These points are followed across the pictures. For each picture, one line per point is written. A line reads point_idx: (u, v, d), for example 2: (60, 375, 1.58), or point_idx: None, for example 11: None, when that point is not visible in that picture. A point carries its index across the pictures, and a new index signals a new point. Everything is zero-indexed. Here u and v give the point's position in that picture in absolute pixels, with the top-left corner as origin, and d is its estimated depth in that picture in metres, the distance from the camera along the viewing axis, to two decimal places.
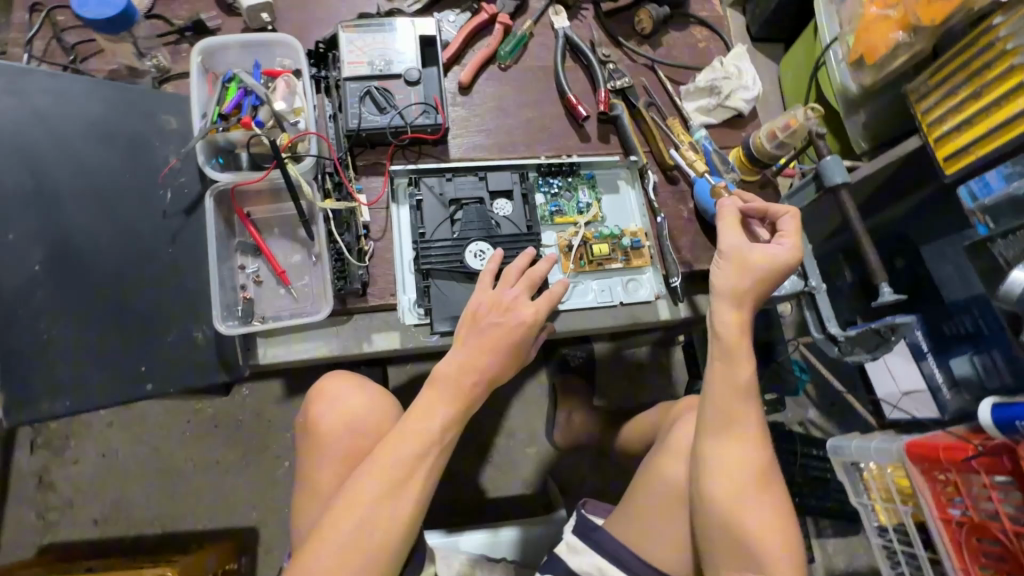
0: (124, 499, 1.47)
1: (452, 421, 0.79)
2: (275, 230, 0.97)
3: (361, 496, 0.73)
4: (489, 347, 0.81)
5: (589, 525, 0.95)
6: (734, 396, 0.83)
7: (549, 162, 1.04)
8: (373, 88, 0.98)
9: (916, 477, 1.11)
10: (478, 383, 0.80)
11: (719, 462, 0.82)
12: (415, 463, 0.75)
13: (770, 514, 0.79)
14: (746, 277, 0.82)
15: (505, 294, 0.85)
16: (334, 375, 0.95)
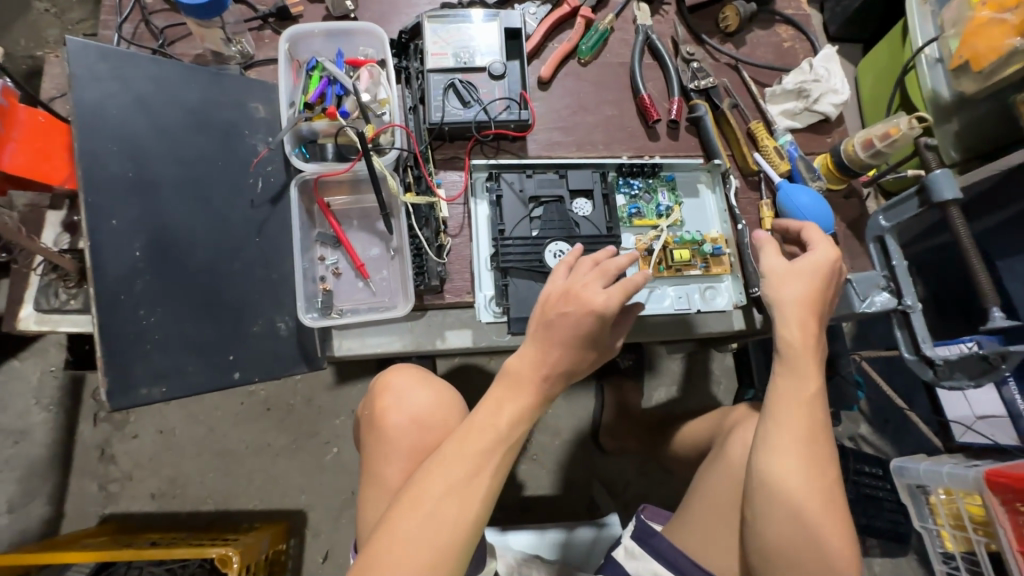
0: (180, 475, 1.51)
1: (522, 417, 0.73)
2: (354, 222, 0.96)
3: (424, 493, 0.68)
4: (560, 338, 0.74)
5: (648, 531, 0.96)
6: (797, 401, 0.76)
7: (631, 162, 1.00)
8: (457, 80, 0.97)
9: (995, 508, 1.06)
10: (551, 375, 0.74)
11: (790, 463, 0.74)
12: (480, 460, 0.70)
13: (844, 526, 0.73)
14: (788, 290, 0.79)
15: (578, 282, 0.76)
16: (405, 371, 0.94)
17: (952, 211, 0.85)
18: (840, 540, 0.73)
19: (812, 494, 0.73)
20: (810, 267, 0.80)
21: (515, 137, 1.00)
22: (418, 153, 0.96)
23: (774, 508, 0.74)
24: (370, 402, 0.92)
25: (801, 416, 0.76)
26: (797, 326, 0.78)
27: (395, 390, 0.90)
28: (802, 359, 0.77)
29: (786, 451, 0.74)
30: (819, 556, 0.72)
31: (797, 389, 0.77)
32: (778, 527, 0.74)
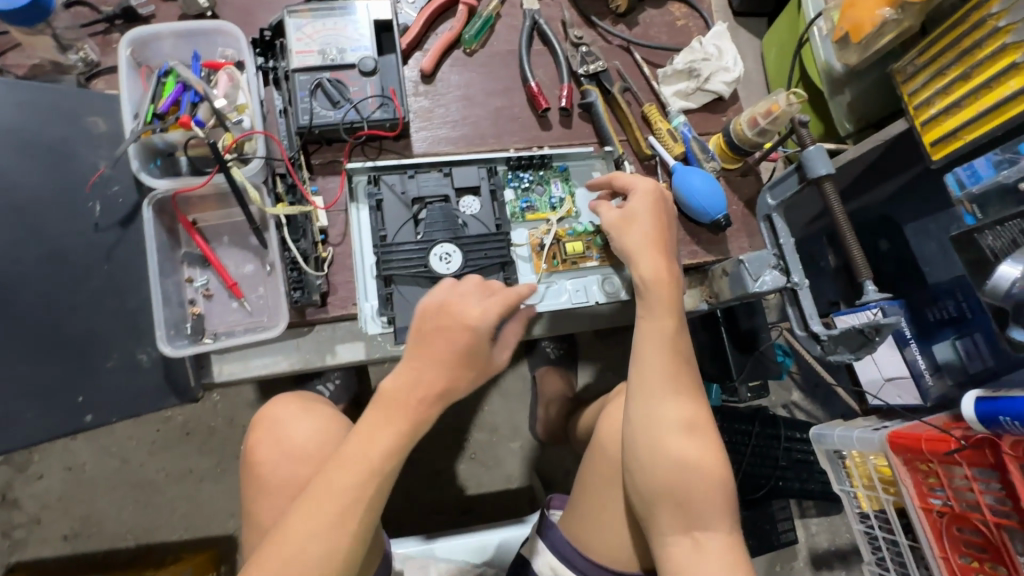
0: (95, 513, 1.42)
1: (394, 446, 0.69)
2: (224, 239, 0.90)
3: (286, 542, 0.64)
4: (433, 355, 0.70)
5: (545, 524, 0.96)
6: (658, 348, 0.82)
7: (519, 155, 0.97)
8: (324, 79, 0.91)
9: (898, 468, 1.09)
10: (425, 399, 0.70)
11: (660, 395, 0.80)
12: (350, 497, 0.66)
13: (710, 444, 0.78)
14: (635, 233, 0.86)
15: (454, 300, 0.72)
16: (287, 402, 0.93)
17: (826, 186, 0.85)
18: (710, 460, 0.77)
19: (679, 423, 0.79)
20: (641, 208, 0.86)
21: (391, 134, 0.94)
22: (288, 160, 0.90)
23: (648, 443, 0.78)
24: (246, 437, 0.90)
25: (666, 355, 0.81)
26: (648, 264, 0.84)
27: (274, 421, 0.89)
28: (661, 297, 0.83)
29: (654, 389, 0.80)
30: (691, 480, 0.76)
31: (660, 325, 0.83)
32: (654, 464, 0.77)
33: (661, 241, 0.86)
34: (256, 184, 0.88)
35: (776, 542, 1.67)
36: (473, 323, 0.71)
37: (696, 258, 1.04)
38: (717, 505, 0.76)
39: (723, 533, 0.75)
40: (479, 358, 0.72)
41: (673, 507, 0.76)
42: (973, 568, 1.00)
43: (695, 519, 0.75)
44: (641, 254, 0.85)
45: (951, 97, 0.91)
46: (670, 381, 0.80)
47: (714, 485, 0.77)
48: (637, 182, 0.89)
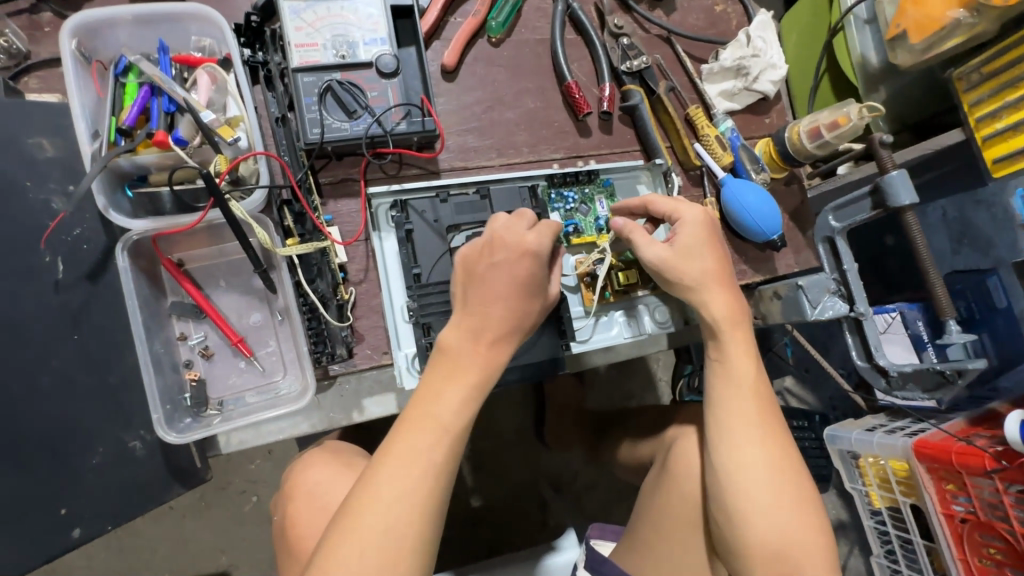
0: (59, 564, 1.24)
1: (465, 403, 0.63)
2: (221, 282, 0.73)
3: (356, 521, 0.56)
4: (493, 290, 0.65)
5: (599, 559, 0.92)
6: (735, 388, 0.74)
7: (563, 172, 0.85)
8: (336, 82, 0.74)
9: (922, 476, 1.11)
10: (491, 345, 0.64)
11: (746, 447, 0.71)
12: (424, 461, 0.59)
13: (807, 491, 0.71)
14: (693, 267, 0.76)
15: (506, 232, 0.69)
16: (320, 460, 0.84)
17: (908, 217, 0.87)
18: (806, 506, 0.70)
19: (772, 472, 0.70)
20: (694, 238, 0.76)
21: (421, 155, 0.82)
22: (296, 183, 0.74)
23: (737, 500, 0.70)
24: (282, 508, 0.81)
25: (746, 399, 0.73)
26: (713, 298, 0.75)
27: (311, 492, 0.79)
28: (735, 336, 0.75)
29: (738, 437, 0.72)
30: (790, 533, 0.69)
31: (734, 366, 0.75)
32: (749, 522, 0.70)
33: (723, 270, 0.77)
34: (258, 216, 0.71)
35: None
36: (530, 249, 0.68)
37: (745, 278, 0.97)
38: (822, 559, 0.69)
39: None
40: (542, 283, 0.68)
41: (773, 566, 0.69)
42: (990, 569, 1.05)
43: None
44: (706, 290, 0.76)
45: (1020, 113, 0.87)
46: (755, 428, 0.72)
47: (812, 524, 0.70)
48: (681, 207, 0.79)
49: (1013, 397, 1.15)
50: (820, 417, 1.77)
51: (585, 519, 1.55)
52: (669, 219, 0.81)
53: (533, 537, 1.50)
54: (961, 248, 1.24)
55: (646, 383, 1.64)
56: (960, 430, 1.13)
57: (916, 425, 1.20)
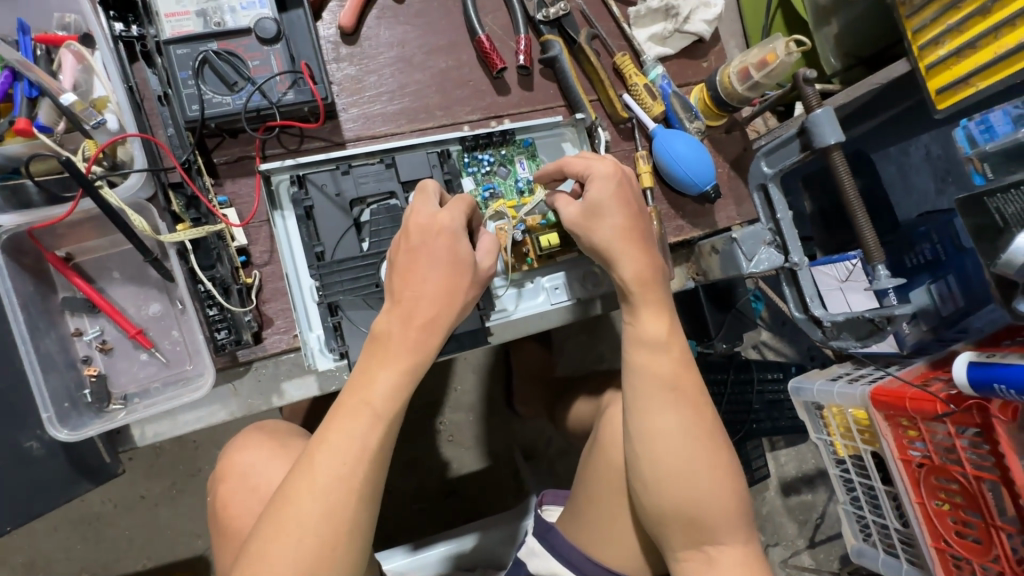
0: (38, 557, 1.26)
1: (399, 388, 0.61)
2: (115, 274, 0.71)
3: (288, 513, 0.56)
4: (418, 272, 0.63)
5: (546, 526, 0.93)
6: (649, 360, 0.74)
7: (475, 134, 0.81)
8: (212, 53, 0.69)
9: (879, 424, 1.09)
10: (423, 327, 0.62)
11: (660, 417, 0.72)
12: (362, 449, 0.58)
13: (725, 461, 0.73)
14: (604, 227, 0.74)
15: (421, 214, 0.66)
16: (255, 441, 0.78)
17: (835, 157, 0.86)
18: (723, 469, 0.73)
19: (688, 441, 0.72)
20: (604, 197, 0.73)
21: (318, 126, 0.78)
22: (180, 164, 0.70)
23: (656, 465, 0.72)
24: (214, 489, 0.77)
25: (662, 366, 0.73)
26: (630, 264, 0.73)
27: (244, 473, 0.75)
28: (648, 298, 0.74)
29: (657, 406, 0.72)
30: (705, 499, 0.72)
31: (649, 331, 0.74)
32: (664, 492, 0.72)
33: (635, 230, 0.74)
34: (140, 203, 0.68)
35: (751, 478, 1.72)
36: (445, 228, 0.65)
37: (683, 235, 0.93)
38: (732, 521, 0.73)
39: (745, 539, 0.74)
40: (468, 260, 0.65)
41: (684, 525, 0.72)
42: (946, 511, 1.04)
43: (708, 534, 0.72)
44: (617, 251, 0.73)
45: (963, 37, 0.80)
46: (672, 394, 0.72)
47: (729, 489, 0.73)
48: (593, 164, 0.75)
49: (978, 337, 1.12)
50: (796, 368, 1.75)
51: (560, 483, 1.56)
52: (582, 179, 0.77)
53: (507, 502, 1.51)
54: (946, 186, 1.26)
55: (616, 345, 1.62)
56: (918, 375, 1.10)
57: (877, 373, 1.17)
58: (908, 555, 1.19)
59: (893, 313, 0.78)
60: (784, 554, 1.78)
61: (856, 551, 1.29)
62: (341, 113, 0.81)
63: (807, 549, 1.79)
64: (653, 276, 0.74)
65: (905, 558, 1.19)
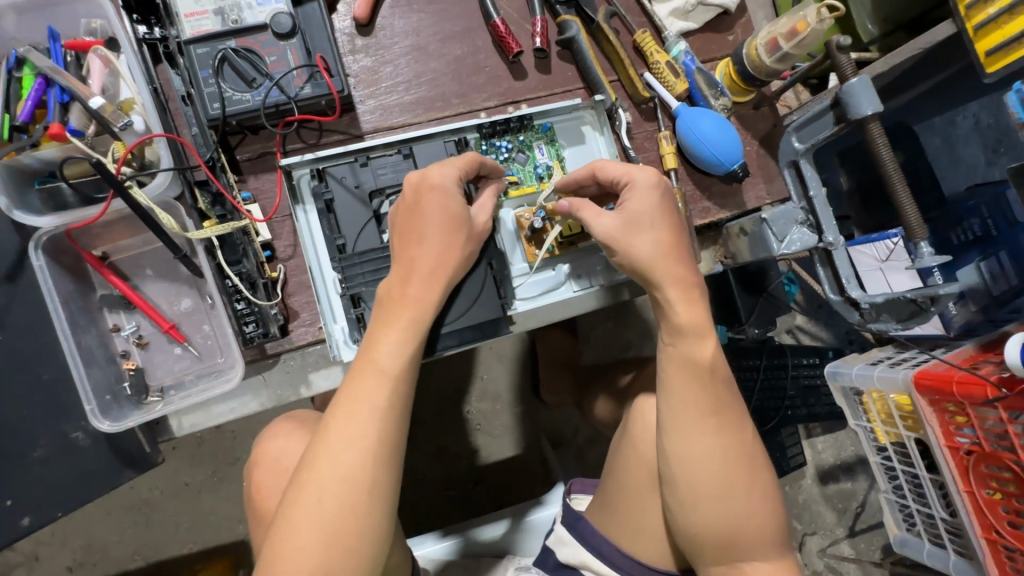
0: (95, 541, 1.33)
1: (402, 345, 0.67)
2: (148, 271, 0.73)
3: (310, 475, 0.62)
4: (415, 234, 0.70)
5: (574, 515, 0.93)
6: (688, 375, 0.71)
7: (492, 121, 0.80)
8: (230, 51, 0.70)
9: (924, 409, 1.05)
10: (419, 281, 0.69)
11: (697, 435, 0.71)
12: (372, 406, 0.64)
13: (758, 480, 0.73)
14: (644, 239, 0.72)
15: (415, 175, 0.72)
16: (287, 428, 0.81)
17: (872, 126, 0.79)
18: (755, 488, 0.73)
19: (723, 458, 0.72)
20: (644, 209, 0.72)
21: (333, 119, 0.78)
22: (205, 163, 0.71)
23: (692, 488, 0.72)
24: (250, 473, 0.80)
25: (707, 390, 0.71)
26: (673, 282, 0.71)
27: (276, 457, 0.78)
28: (693, 322, 0.71)
29: (695, 424, 0.71)
30: (734, 514, 0.72)
31: (694, 356, 0.71)
32: (696, 503, 0.72)
33: (675, 245, 0.73)
34: (168, 201, 0.70)
35: (786, 466, 1.67)
36: (438, 188, 0.70)
37: (709, 217, 0.90)
38: (760, 537, 0.73)
39: (776, 556, 0.75)
40: (459, 217, 0.71)
41: (715, 544, 0.73)
42: (998, 500, 0.99)
43: (739, 552, 0.74)
44: (661, 266, 0.72)
45: None
46: (713, 419, 0.72)
47: (759, 502, 0.73)
48: (633, 172, 0.73)
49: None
50: (833, 353, 1.68)
51: (588, 471, 1.55)
52: (618, 185, 0.75)
53: (536, 489, 1.52)
54: (998, 158, 1.16)
55: (644, 333, 1.59)
56: (967, 358, 1.05)
57: (921, 357, 1.12)
58: (956, 546, 1.14)
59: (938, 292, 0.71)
60: (821, 543, 1.73)
61: (900, 541, 1.25)
62: (359, 104, 0.81)
63: (846, 538, 1.74)
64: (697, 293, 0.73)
65: (952, 548, 1.14)
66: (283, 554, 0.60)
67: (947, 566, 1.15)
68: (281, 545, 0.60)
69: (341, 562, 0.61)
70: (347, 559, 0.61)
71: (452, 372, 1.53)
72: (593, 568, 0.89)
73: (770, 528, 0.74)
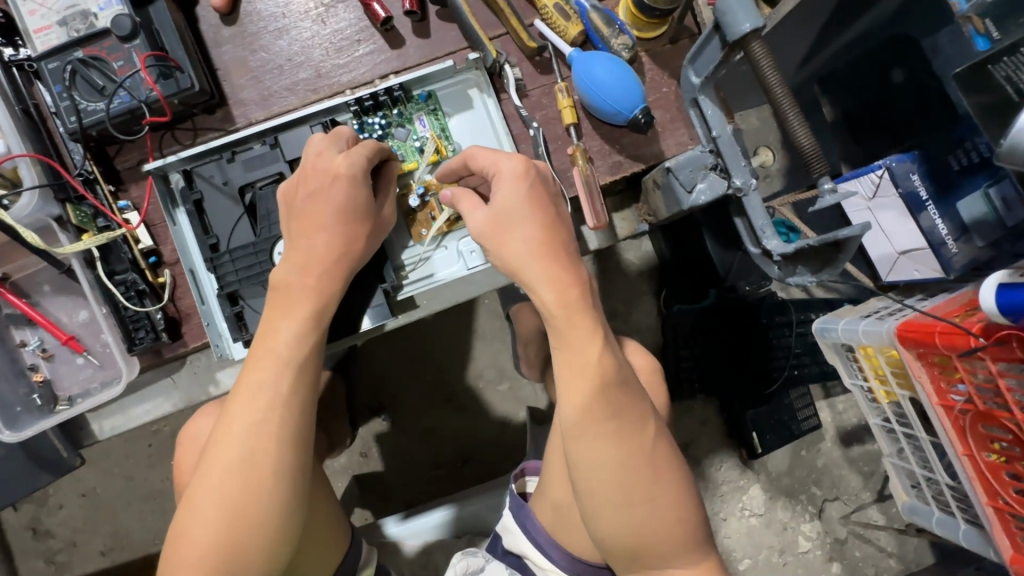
0: (120, 528, 1.46)
1: (306, 333, 0.64)
2: (46, 287, 0.76)
3: (215, 459, 0.59)
4: (316, 222, 0.65)
5: (517, 502, 0.86)
6: (576, 372, 0.61)
7: (359, 98, 0.75)
8: (77, 62, 0.70)
9: (910, 365, 0.91)
10: (325, 275, 0.65)
11: (596, 442, 0.60)
12: (276, 392, 0.60)
13: (670, 483, 0.63)
14: (518, 239, 0.61)
15: (315, 159, 0.67)
16: (206, 415, 0.76)
17: (754, 48, 0.63)
18: (661, 495, 0.63)
19: (630, 459, 0.61)
20: (513, 201, 0.62)
21: (163, 119, 0.73)
22: (76, 178, 0.73)
23: (595, 497, 0.62)
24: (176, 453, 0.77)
25: (605, 391, 0.60)
26: (551, 283, 0.60)
27: (195, 435, 0.75)
28: (575, 325, 0.61)
29: (596, 427, 0.60)
30: (645, 522, 0.62)
31: (579, 357, 0.61)
32: (607, 509, 0.62)
33: (552, 240, 0.61)
34: (44, 220, 0.72)
35: (797, 431, 1.48)
36: (342, 173, 0.66)
37: (620, 172, 0.82)
38: (678, 538, 0.64)
39: (696, 562, 0.66)
40: (365, 204, 0.67)
41: (628, 551, 0.64)
42: (1000, 464, 0.85)
43: (655, 560, 0.65)
44: (529, 271, 0.61)
45: None
46: (609, 423, 0.60)
47: (671, 506, 0.63)
48: (500, 161, 0.64)
49: None
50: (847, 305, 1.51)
51: None
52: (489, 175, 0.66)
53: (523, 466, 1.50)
54: None
55: (628, 299, 1.50)
56: (964, 303, 0.89)
57: (909, 305, 0.99)
58: (966, 514, 1.01)
59: (839, 237, 0.63)
60: (844, 509, 1.54)
61: (908, 508, 1.13)
62: (232, 98, 0.79)
63: (875, 503, 1.55)
64: (579, 296, 0.61)
65: (960, 516, 1.01)
66: (187, 538, 0.57)
67: (957, 536, 1.02)
68: (185, 526, 0.58)
69: (247, 546, 0.58)
70: (253, 546, 0.58)
71: (430, 354, 1.52)
72: (533, 559, 0.82)
73: (686, 533, 0.65)
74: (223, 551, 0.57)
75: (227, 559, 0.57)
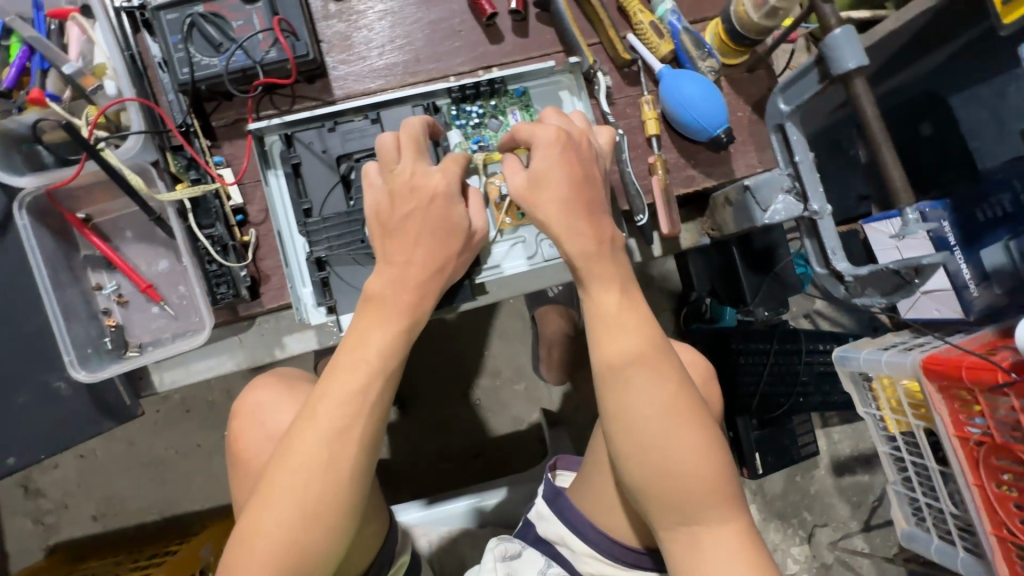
0: (115, 494, 1.41)
1: (395, 346, 0.63)
2: (127, 233, 0.77)
3: (292, 458, 0.58)
4: (413, 235, 0.66)
5: (555, 490, 0.85)
6: (621, 324, 0.63)
7: (461, 85, 0.79)
8: (197, 16, 0.72)
9: (931, 396, 0.97)
10: (416, 290, 0.65)
11: (639, 389, 0.61)
12: (360, 402, 0.60)
13: (715, 443, 0.62)
14: (546, 198, 0.64)
15: (413, 172, 0.67)
16: (267, 383, 0.76)
17: (855, 83, 0.69)
18: (678, 439, 0.60)
19: (677, 426, 0.61)
20: (545, 164, 0.64)
21: (282, 83, 0.76)
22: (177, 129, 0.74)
23: (645, 462, 0.61)
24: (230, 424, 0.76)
25: (656, 367, 0.61)
26: (572, 237, 0.63)
27: (254, 409, 0.74)
28: (599, 270, 0.64)
29: (650, 377, 0.61)
30: (688, 472, 0.60)
31: (602, 302, 0.64)
32: (649, 463, 0.60)
33: (581, 199, 0.64)
34: (143, 164, 0.73)
35: (796, 456, 1.53)
36: (441, 190, 0.67)
37: (693, 185, 0.86)
38: (713, 492, 0.61)
39: (729, 517, 0.62)
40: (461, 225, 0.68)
41: (658, 504, 0.62)
42: (1009, 496, 0.92)
43: (687, 511, 0.61)
44: (559, 224, 0.64)
45: None
46: (631, 364, 0.61)
47: (703, 460, 0.61)
48: (536, 131, 0.66)
49: None
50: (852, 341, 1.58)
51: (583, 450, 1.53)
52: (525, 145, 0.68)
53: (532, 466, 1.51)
54: None
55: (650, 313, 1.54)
56: (984, 343, 0.97)
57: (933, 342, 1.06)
58: (966, 543, 1.07)
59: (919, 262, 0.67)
60: (832, 536, 1.60)
61: (907, 535, 1.19)
62: (332, 70, 0.81)
63: (861, 532, 1.61)
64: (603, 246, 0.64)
65: (961, 545, 1.08)
66: (260, 528, 0.57)
67: (955, 563, 1.09)
68: (257, 521, 0.57)
69: (313, 544, 0.58)
70: (319, 551, 0.58)
71: (451, 348, 1.53)
72: (569, 545, 0.83)
73: (723, 493, 0.62)
74: (292, 547, 0.57)
75: (293, 555, 0.57)
